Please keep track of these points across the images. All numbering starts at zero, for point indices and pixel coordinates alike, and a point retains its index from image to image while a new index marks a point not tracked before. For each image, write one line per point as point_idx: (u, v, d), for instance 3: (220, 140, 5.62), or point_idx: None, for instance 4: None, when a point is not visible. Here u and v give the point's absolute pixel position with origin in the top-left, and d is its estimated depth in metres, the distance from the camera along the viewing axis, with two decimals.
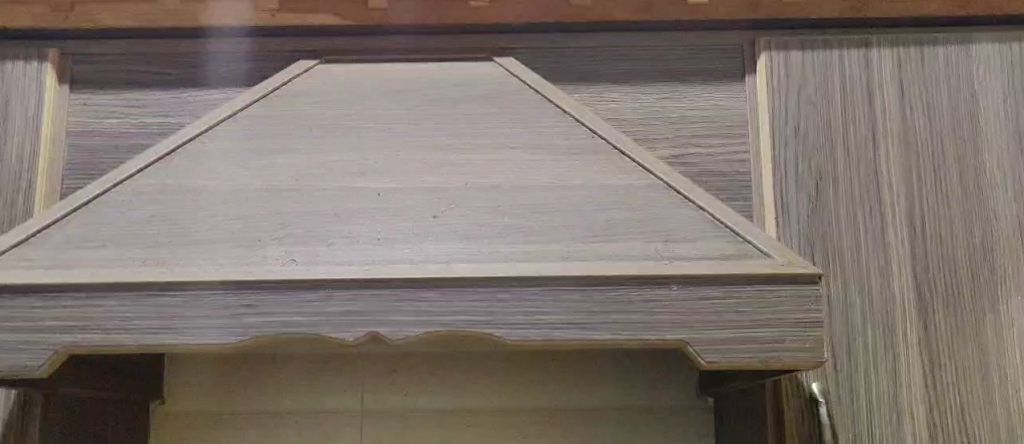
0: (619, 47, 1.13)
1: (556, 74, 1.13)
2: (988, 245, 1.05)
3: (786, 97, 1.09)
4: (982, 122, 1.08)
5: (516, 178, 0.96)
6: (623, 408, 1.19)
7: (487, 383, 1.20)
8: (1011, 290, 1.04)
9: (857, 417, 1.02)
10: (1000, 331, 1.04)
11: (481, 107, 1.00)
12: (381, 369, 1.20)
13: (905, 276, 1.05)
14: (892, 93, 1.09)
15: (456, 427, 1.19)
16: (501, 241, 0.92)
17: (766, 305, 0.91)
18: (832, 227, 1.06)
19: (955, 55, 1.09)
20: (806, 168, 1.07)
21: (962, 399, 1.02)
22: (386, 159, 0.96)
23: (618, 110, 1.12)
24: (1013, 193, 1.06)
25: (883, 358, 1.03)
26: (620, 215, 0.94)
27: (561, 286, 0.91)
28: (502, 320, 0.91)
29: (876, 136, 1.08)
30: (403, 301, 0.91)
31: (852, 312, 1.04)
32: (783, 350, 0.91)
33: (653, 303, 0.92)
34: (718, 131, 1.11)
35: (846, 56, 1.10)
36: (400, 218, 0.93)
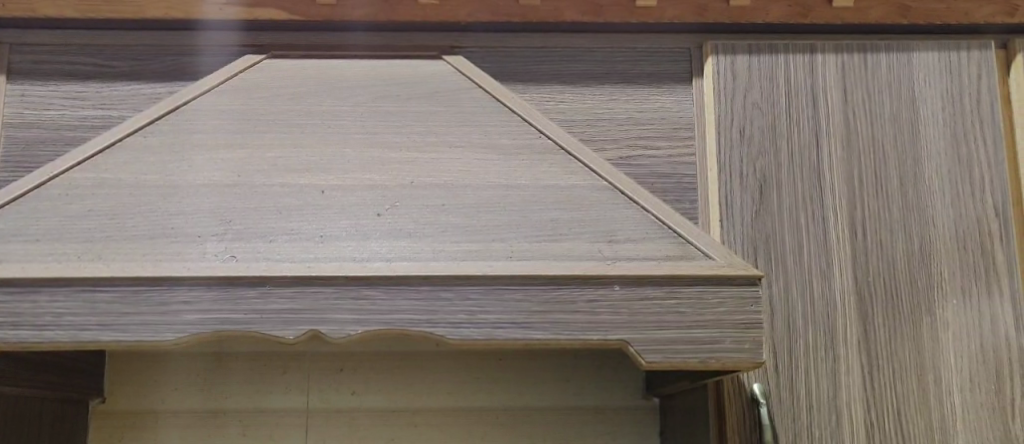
0: (569, 48, 1.12)
1: (506, 74, 1.11)
2: (927, 248, 1.05)
3: (731, 99, 1.08)
4: (921, 126, 1.07)
5: (463, 178, 0.93)
6: (568, 408, 1.20)
7: (434, 383, 1.20)
8: (947, 294, 1.03)
9: (796, 419, 1.01)
10: (937, 334, 1.03)
11: (426, 105, 0.98)
12: (327, 368, 1.19)
13: (846, 279, 1.04)
14: (835, 97, 1.08)
15: (401, 427, 1.19)
16: (446, 240, 0.90)
17: (707, 305, 0.90)
18: (774, 230, 1.04)
19: (895, 61, 1.09)
20: (749, 170, 1.06)
21: (898, 400, 1.01)
22: (332, 154, 0.94)
23: (568, 110, 1.10)
24: (950, 197, 1.06)
25: (822, 361, 1.02)
26: (564, 216, 0.92)
27: (503, 286, 0.89)
28: (442, 320, 0.88)
29: (819, 139, 1.07)
30: (343, 299, 0.88)
31: (793, 315, 1.03)
32: (723, 350, 0.89)
33: (596, 304, 0.89)
34: (666, 134, 1.09)
35: (792, 59, 1.09)
36: (342, 216, 0.90)
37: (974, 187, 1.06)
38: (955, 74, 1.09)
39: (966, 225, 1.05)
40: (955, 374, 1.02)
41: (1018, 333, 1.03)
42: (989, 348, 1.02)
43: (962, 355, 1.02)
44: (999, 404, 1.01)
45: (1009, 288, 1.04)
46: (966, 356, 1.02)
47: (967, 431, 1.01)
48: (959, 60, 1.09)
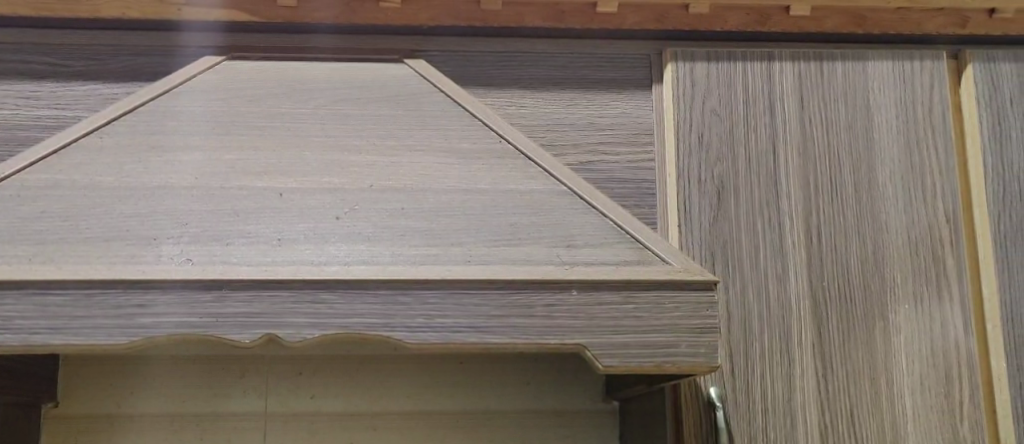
0: (530, 52, 1.12)
1: (467, 77, 1.11)
2: (881, 253, 1.06)
3: (690, 105, 1.09)
4: (875, 133, 1.09)
5: (422, 181, 0.93)
6: (528, 411, 1.20)
7: (394, 386, 1.19)
8: (899, 298, 1.05)
9: (752, 422, 1.02)
10: (889, 338, 1.04)
11: (386, 107, 0.98)
12: (287, 370, 1.19)
13: (801, 283, 1.05)
14: (792, 104, 1.09)
15: (361, 430, 1.18)
16: (404, 244, 0.90)
17: (664, 309, 0.90)
18: (731, 235, 1.06)
19: (851, 69, 1.11)
20: (707, 175, 1.07)
21: (851, 402, 1.03)
22: (291, 157, 0.93)
23: (528, 114, 1.10)
24: (903, 203, 1.07)
25: (777, 365, 1.03)
26: (523, 220, 0.92)
27: (461, 290, 0.89)
28: (400, 323, 0.88)
29: (775, 145, 1.08)
30: (299, 302, 0.87)
31: (750, 319, 1.04)
32: (679, 355, 0.90)
33: (553, 308, 0.90)
34: (625, 139, 1.10)
35: (750, 66, 1.10)
36: (300, 218, 0.90)
37: (926, 193, 1.08)
38: (909, 83, 1.11)
39: (918, 231, 1.07)
40: (907, 377, 1.04)
41: (968, 336, 1.05)
42: (939, 352, 1.04)
43: (914, 358, 1.04)
44: (949, 406, 1.03)
45: (959, 292, 1.06)
46: (917, 359, 1.04)
47: (918, 433, 1.03)
48: (913, 69, 1.11)
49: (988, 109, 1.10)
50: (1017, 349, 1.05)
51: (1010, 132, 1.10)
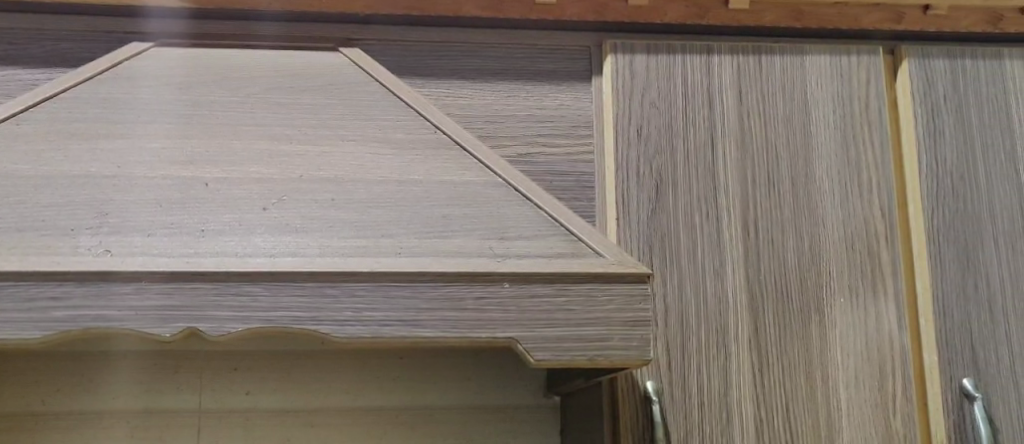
0: (468, 43, 1.11)
1: (402, 67, 1.09)
2: (817, 249, 1.06)
3: (630, 98, 1.08)
4: (813, 128, 1.09)
5: (354, 172, 0.91)
6: (468, 408, 1.19)
7: (332, 382, 1.18)
8: (835, 293, 1.06)
9: (688, 417, 1.02)
10: (825, 332, 1.05)
11: (318, 96, 0.96)
12: (221, 366, 1.16)
13: (738, 278, 1.05)
14: (731, 98, 1.09)
15: (297, 427, 1.16)
16: (333, 236, 0.88)
17: (597, 302, 0.90)
18: (669, 228, 1.05)
19: (789, 64, 1.11)
20: (646, 169, 1.06)
21: (786, 397, 1.03)
22: (218, 147, 0.91)
23: (467, 105, 1.09)
24: (839, 199, 1.08)
25: (714, 359, 1.03)
26: (456, 212, 0.91)
27: (389, 283, 0.87)
28: (329, 317, 0.86)
29: (714, 139, 1.08)
30: (223, 295, 0.85)
31: (687, 312, 1.04)
32: (612, 348, 0.89)
33: (484, 301, 0.89)
34: (565, 131, 1.09)
35: (689, 59, 1.10)
36: (226, 210, 0.88)
37: (862, 189, 1.08)
38: (846, 78, 1.11)
39: (854, 226, 1.07)
40: (841, 372, 1.04)
41: (901, 331, 1.05)
42: (873, 347, 1.05)
43: (848, 352, 1.05)
44: (882, 400, 1.04)
45: (893, 287, 1.06)
46: (852, 354, 1.05)
47: (852, 427, 1.03)
48: (850, 65, 1.11)
49: (923, 104, 1.11)
50: (950, 344, 1.05)
51: (944, 128, 1.10)
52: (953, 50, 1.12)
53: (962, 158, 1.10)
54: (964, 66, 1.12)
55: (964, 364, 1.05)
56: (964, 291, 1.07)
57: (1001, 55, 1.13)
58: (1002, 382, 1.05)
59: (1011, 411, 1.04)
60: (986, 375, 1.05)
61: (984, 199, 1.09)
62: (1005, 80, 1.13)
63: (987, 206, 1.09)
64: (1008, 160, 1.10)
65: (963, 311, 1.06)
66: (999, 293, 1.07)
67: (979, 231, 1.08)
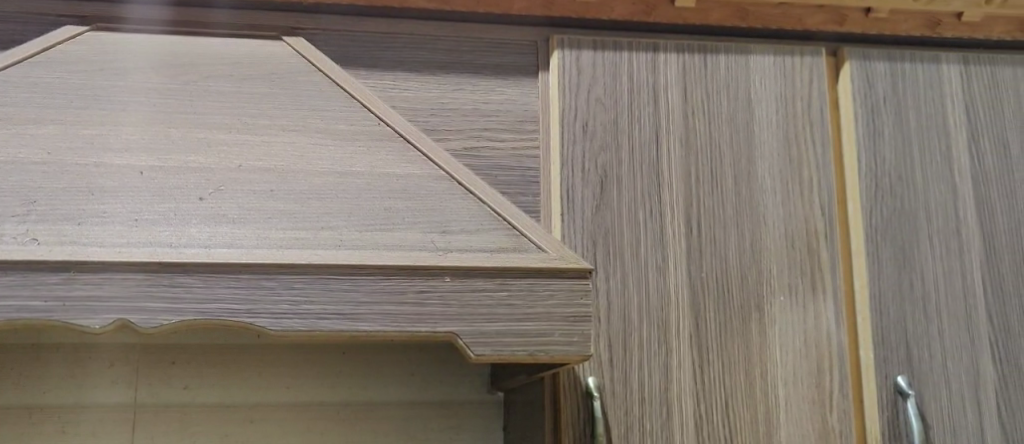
0: (414, 35, 1.10)
1: (345, 58, 1.08)
2: (757, 247, 1.07)
3: (574, 94, 1.08)
4: (755, 127, 1.10)
5: (294, 163, 0.90)
6: (409, 403, 1.18)
7: (272, 377, 1.16)
8: (775, 290, 1.07)
9: (628, 412, 1.02)
10: (764, 329, 1.06)
11: (259, 85, 0.94)
12: (159, 360, 1.14)
13: (680, 275, 1.05)
14: (675, 96, 1.10)
15: (236, 423, 1.14)
16: (271, 228, 0.87)
17: (537, 297, 0.89)
18: (613, 225, 1.05)
19: (734, 63, 1.11)
20: (591, 165, 1.06)
21: (726, 393, 1.04)
22: (154, 134, 0.90)
23: (412, 98, 1.08)
24: (780, 197, 1.09)
25: (655, 355, 1.03)
26: (397, 205, 0.90)
27: (328, 276, 0.86)
28: (265, 310, 0.85)
29: (658, 136, 1.08)
30: (157, 287, 0.84)
31: (630, 308, 1.04)
32: (552, 343, 0.89)
33: (423, 295, 0.88)
34: (511, 126, 1.09)
35: (635, 57, 1.10)
36: (161, 199, 0.87)
37: (803, 187, 1.09)
38: (788, 78, 1.12)
39: (794, 225, 1.08)
40: (780, 368, 1.05)
41: (839, 328, 1.07)
42: (812, 343, 1.06)
43: (786, 349, 1.06)
44: (820, 397, 1.05)
45: (831, 285, 1.08)
46: (790, 350, 1.06)
47: (789, 423, 1.04)
48: (793, 66, 1.12)
49: (863, 106, 1.12)
50: (885, 341, 1.07)
51: (883, 129, 1.12)
52: (893, 53, 1.14)
53: (901, 160, 1.11)
54: (903, 69, 1.14)
55: (897, 360, 1.07)
56: (899, 289, 1.08)
57: (939, 59, 1.15)
58: (934, 379, 1.07)
59: (941, 407, 1.06)
60: (918, 372, 1.07)
61: (920, 198, 1.11)
62: (944, 82, 1.14)
63: (923, 207, 1.10)
64: (944, 161, 1.12)
65: (898, 309, 1.08)
66: (933, 292, 1.09)
67: (915, 231, 1.10)
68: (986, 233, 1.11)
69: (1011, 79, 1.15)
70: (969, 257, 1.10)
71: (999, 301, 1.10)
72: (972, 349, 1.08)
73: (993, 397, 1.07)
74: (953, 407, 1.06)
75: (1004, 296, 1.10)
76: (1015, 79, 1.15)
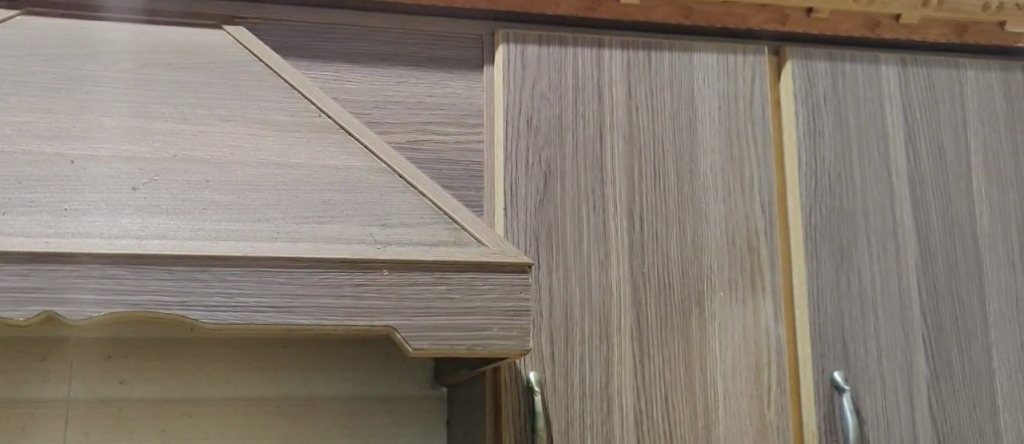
0: (357, 26, 1.09)
1: (286, 48, 1.06)
2: (698, 243, 1.08)
3: (518, 89, 1.08)
4: (698, 124, 1.11)
5: (231, 153, 0.89)
6: (350, 398, 1.17)
7: (212, 371, 1.14)
8: (715, 286, 1.07)
9: (569, 407, 1.02)
10: (704, 326, 1.06)
11: (196, 74, 0.93)
12: (93, 353, 1.12)
13: (623, 270, 1.06)
14: (620, 93, 1.10)
15: (173, 418, 1.12)
16: (205, 219, 0.86)
17: (476, 291, 0.89)
18: (556, 220, 1.05)
19: (678, 60, 1.12)
20: (535, 160, 1.06)
21: (666, 388, 1.04)
22: (86, 123, 0.88)
23: (354, 90, 1.07)
24: (721, 194, 1.09)
25: (596, 350, 1.04)
26: (336, 197, 0.89)
27: (264, 268, 0.85)
28: (199, 302, 0.84)
29: (602, 132, 1.08)
30: (86, 278, 0.82)
31: (572, 304, 1.04)
32: (491, 337, 0.88)
33: (361, 288, 0.87)
34: (454, 120, 1.08)
35: (580, 52, 1.10)
36: (91, 189, 0.85)
37: (743, 184, 1.10)
38: (731, 76, 1.13)
39: (735, 222, 1.09)
40: (719, 364, 1.06)
41: (777, 323, 1.08)
42: (751, 340, 1.07)
43: (726, 345, 1.06)
44: (758, 392, 1.06)
45: (770, 281, 1.09)
46: (730, 346, 1.06)
47: (727, 417, 1.05)
48: (735, 63, 1.13)
49: (804, 105, 1.13)
50: (823, 336, 1.08)
51: (823, 127, 1.13)
52: (834, 53, 1.15)
53: (840, 159, 1.13)
54: (843, 69, 1.15)
55: (834, 356, 1.08)
56: (837, 286, 1.10)
57: (878, 59, 1.16)
58: (870, 375, 1.08)
59: (876, 402, 1.08)
60: (855, 368, 1.08)
61: (857, 196, 1.12)
62: (883, 83, 1.16)
63: (860, 205, 1.12)
64: (881, 160, 1.14)
65: (835, 307, 1.09)
66: (869, 290, 1.10)
67: (852, 229, 1.11)
68: (920, 231, 1.13)
69: (946, 80, 1.17)
70: (903, 256, 1.12)
71: (932, 298, 1.11)
72: (905, 346, 1.10)
73: (925, 392, 1.09)
74: (887, 402, 1.08)
75: (937, 294, 1.12)
76: (950, 81, 1.17)
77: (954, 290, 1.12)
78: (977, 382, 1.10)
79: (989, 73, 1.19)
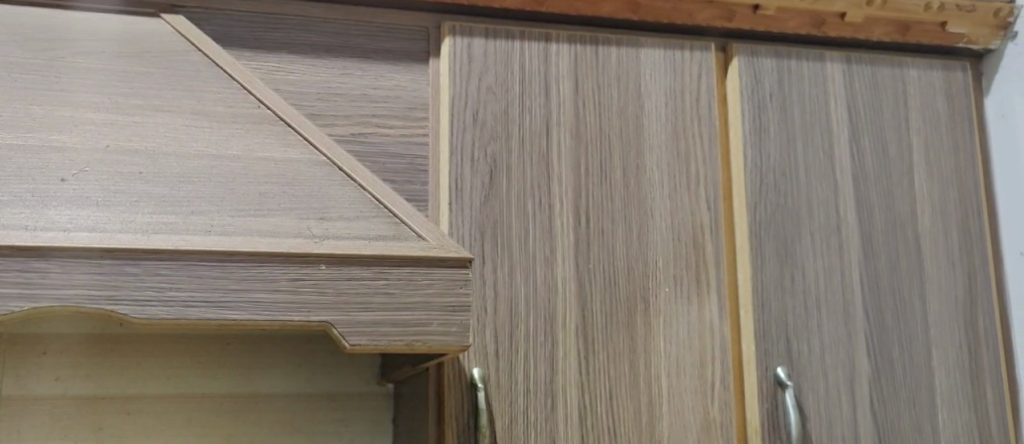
0: (300, 17, 1.07)
1: (227, 38, 1.04)
2: (643, 240, 1.08)
3: (464, 82, 1.07)
4: (645, 121, 1.10)
5: (166, 144, 0.87)
6: (295, 395, 1.15)
7: (152, 368, 1.12)
8: (661, 282, 1.07)
9: (512, 403, 1.01)
10: (649, 323, 1.06)
11: (132, 64, 0.91)
12: (28, 349, 1.09)
13: (568, 266, 1.05)
14: (567, 88, 1.09)
15: (112, 416, 1.10)
16: (138, 211, 0.84)
17: (416, 286, 0.88)
18: (502, 215, 1.05)
19: (625, 56, 1.12)
20: (480, 154, 1.05)
21: (610, 385, 1.04)
22: (12, 110, 0.86)
23: (297, 82, 1.05)
24: (667, 190, 1.09)
25: (540, 347, 1.03)
26: (274, 190, 0.88)
27: (198, 262, 0.84)
28: (128, 297, 0.82)
29: (548, 127, 1.08)
30: (9, 271, 0.80)
31: (517, 300, 1.03)
32: (430, 333, 0.87)
33: (298, 283, 0.86)
34: (398, 113, 1.07)
35: (527, 46, 1.09)
36: (18, 179, 0.83)
37: (690, 182, 1.10)
38: (678, 72, 1.13)
39: (680, 218, 1.09)
40: (663, 360, 1.06)
41: (722, 320, 1.08)
42: (696, 337, 1.07)
43: (671, 341, 1.06)
44: (702, 388, 1.06)
45: (715, 279, 1.09)
46: (675, 342, 1.06)
47: (671, 413, 1.05)
48: (682, 60, 1.13)
49: (750, 101, 1.13)
50: (766, 332, 1.08)
51: (768, 124, 1.13)
52: (779, 50, 1.16)
53: (785, 156, 1.13)
54: (789, 67, 1.16)
55: (777, 353, 1.08)
56: (782, 282, 1.10)
57: (823, 57, 1.17)
58: (813, 372, 1.09)
59: (818, 399, 1.08)
60: (798, 365, 1.09)
61: (802, 194, 1.13)
62: (828, 81, 1.16)
63: (805, 202, 1.12)
64: (826, 158, 1.14)
65: (779, 303, 1.09)
66: (812, 287, 1.11)
67: (797, 226, 1.12)
68: (863, 229, 1.13)
69: (889, 79, 1.18)
70: (847, 253, 1.12)
71: (875, 296, 1.12)
72: (848, 343, 1.10)
73: (866, 389, 1.10)
74: (830, 399, 1.09)
75: (879, 292, 1.12)
76: (893, 79, 1.18)
77: (895, 288, 1.13)
78: (916, 380, 1.11)
79: (931, 73, 1.20)
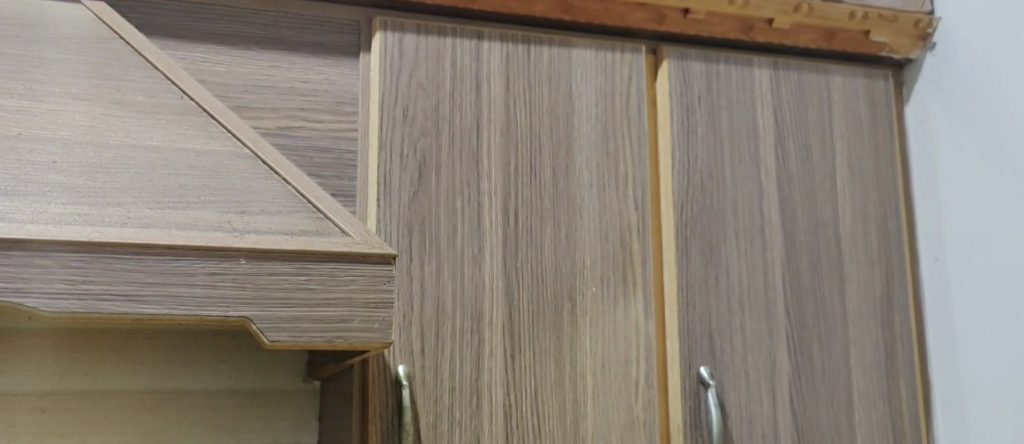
0: (228, 7, 1.05)
1: (152, 27, 1.03)
2: (571, 239, 1.08)
3: (393, 78, 1.06)
4: (575, 120, 1.11)
5: (82, 134, 0.85)
6: (218, 392, 1.13)
7: (69, 364, 1.09)
8: (588, 281, 1.08)
9: (437, 401, 1.01)
10: (575, 321, 1.06)
11: (51, 51, 0.89)
12: None
13: (496, 264, 1.05)
14: (497, 86, 1.09)
15: (24, 413, 1.07)
16: (50, 201, 0.82)
17: (338, 282, 0.87)
18: (429, 212, 1.04)
19: (557, 56, 1.12)
20: (408, 150, 1.05)
21: (536, 382, 1.04)
22: None
23: (222, 73, 1.04)
24: (596, 190, 1.10)
25: (467, 344, 1.03)
26: (194, 182, 0.86)
27: (114, 254, 0.82)
28: (40, 288, 0.80)
29: (478, 125, 1.07)
30: None
31: (443, 297, 1.03)
32: (351, 330, 0.86)
33: (217, 277, 0.84)
34: (326, 107, 1.06)
35: (458, 43, 1.09)
36: None
37: (618, 182, 1.11)
38: (609, 73, 1.13)
39: (608, 219, 1.10)
40: (588, 358, 1.06)
41: (647, 320, 1.09)
42: (622, 336, 1.08)
43: (596, 340, 1.07)
44: (626, 386, 1.07)
45: (641, 277, 1.09)
46: (600, 341, 1.07)
47: (595, 411, 1.05)
48: (613, 61, 1.14)
49: (678, 104, 1.14)
50: (690, 332, 1.09)
51: (696, 127, 1.15)
52: (709, 54, 1.17)
53: (713, 158, 1.14)
54: (718, 71, 1.17)
55: (700, 352, 1.10)
56: (706, 283, 1.11)
57: (751, 62, 1.18)
58: (735, 371, 1.10)
59: (740, 398, 1.10)
60: (721, 364, 1.10)
61: (728, 197, 1.14)
62: (755, 87, 1.18)
63: (731, 204, 1.14)
64: (752, 161, 1.16)
65: (703, 303, 1.11)
66: (736, 287, 1.12)
67: (723, 228, 1.13)
68: (787, 233, 1.15)
69: (815, 86, 1.20)
70: (770, 255, 1.14)
71: (797, 297, 1.14)
72: (770, 343, 1.12)
73: (786, 387, 1.12)
74: (751, 398, 1.10)
75: (801, 293, 1.14)
76: (818, 85, 1.20)
77: (817, 289, 1.15)
78: (834, 379, 1.14)
79: (855, 80, 1.22)
